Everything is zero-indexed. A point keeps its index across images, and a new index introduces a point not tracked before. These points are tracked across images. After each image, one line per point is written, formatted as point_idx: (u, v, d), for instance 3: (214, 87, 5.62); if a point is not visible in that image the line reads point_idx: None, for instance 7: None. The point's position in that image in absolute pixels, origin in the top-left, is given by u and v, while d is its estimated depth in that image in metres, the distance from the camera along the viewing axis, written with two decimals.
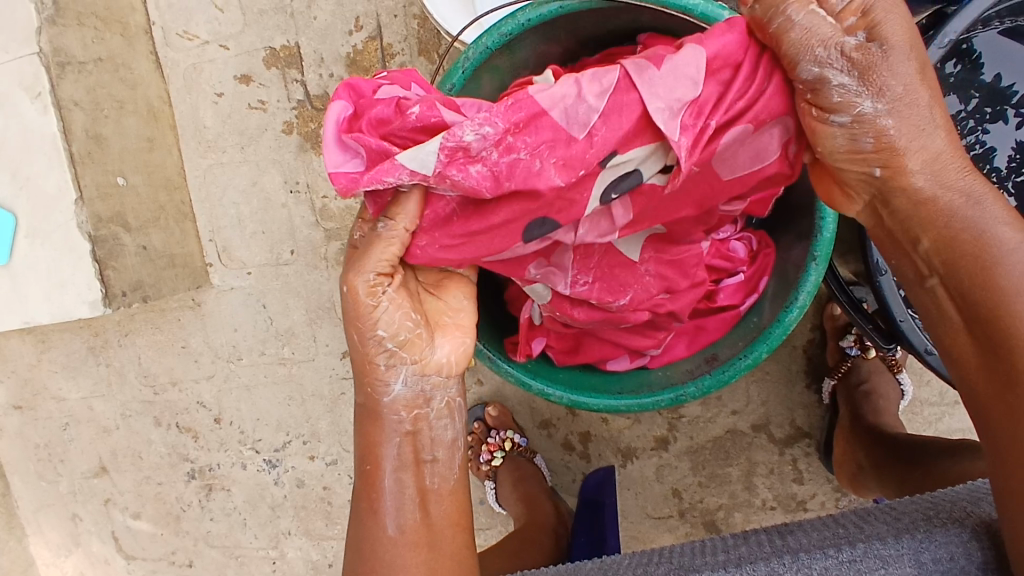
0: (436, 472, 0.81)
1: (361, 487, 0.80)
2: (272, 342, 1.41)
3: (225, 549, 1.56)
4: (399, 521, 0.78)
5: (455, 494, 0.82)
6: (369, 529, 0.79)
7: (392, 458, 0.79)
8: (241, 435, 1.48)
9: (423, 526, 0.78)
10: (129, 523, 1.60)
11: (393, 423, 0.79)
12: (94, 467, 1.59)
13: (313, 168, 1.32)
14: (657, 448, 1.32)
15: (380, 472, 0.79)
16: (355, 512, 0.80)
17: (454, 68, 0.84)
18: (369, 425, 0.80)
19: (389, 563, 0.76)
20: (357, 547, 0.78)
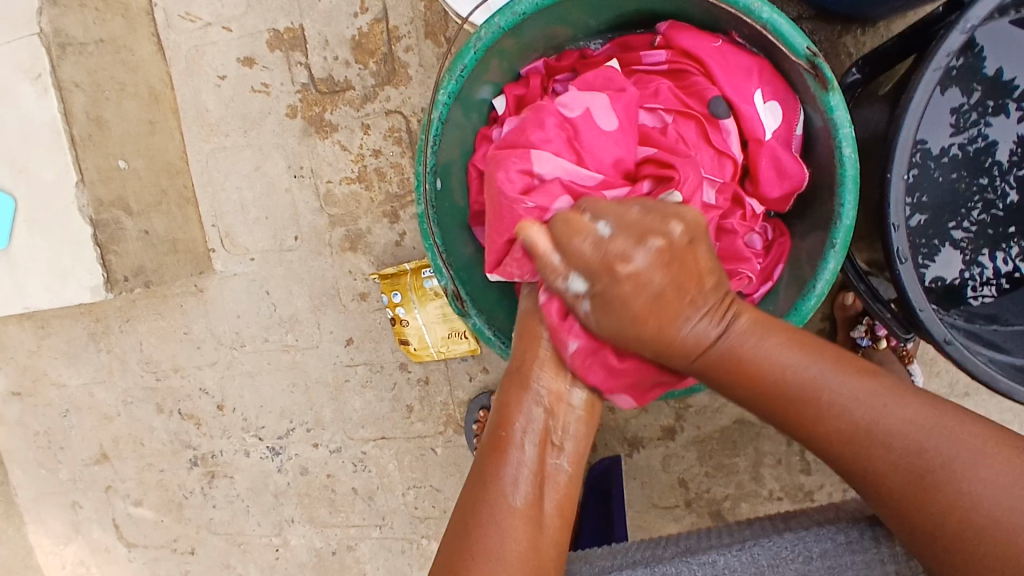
0: (559, 466, 0.83)
1: (489, 446, 0.82)
2: (276, 329, 1.39)
3: (228, 537, 1.55)
4: (525, 493, 0.78)
5: (567, 492, 0.83)
6: (481, 496, 0.78)
7: (530, 429, 0.82)
8: (244, 423, 1.47)
9: (536, 505, 0.78)
10: (131, 510, 1.60)
11: (538, 394, 0.83)
12: (95, 454, 1.58)
13: (317, 153, 1.30)
14: (664, 438, 1.31)
15: (511, 432, 0.82)
16: (477, 466, 0.81)
17: (467, 48, 0.82)
18: (511, 391, 0.84)
19: (500, 523, 0.76)
20: (467, 500, 0.79)
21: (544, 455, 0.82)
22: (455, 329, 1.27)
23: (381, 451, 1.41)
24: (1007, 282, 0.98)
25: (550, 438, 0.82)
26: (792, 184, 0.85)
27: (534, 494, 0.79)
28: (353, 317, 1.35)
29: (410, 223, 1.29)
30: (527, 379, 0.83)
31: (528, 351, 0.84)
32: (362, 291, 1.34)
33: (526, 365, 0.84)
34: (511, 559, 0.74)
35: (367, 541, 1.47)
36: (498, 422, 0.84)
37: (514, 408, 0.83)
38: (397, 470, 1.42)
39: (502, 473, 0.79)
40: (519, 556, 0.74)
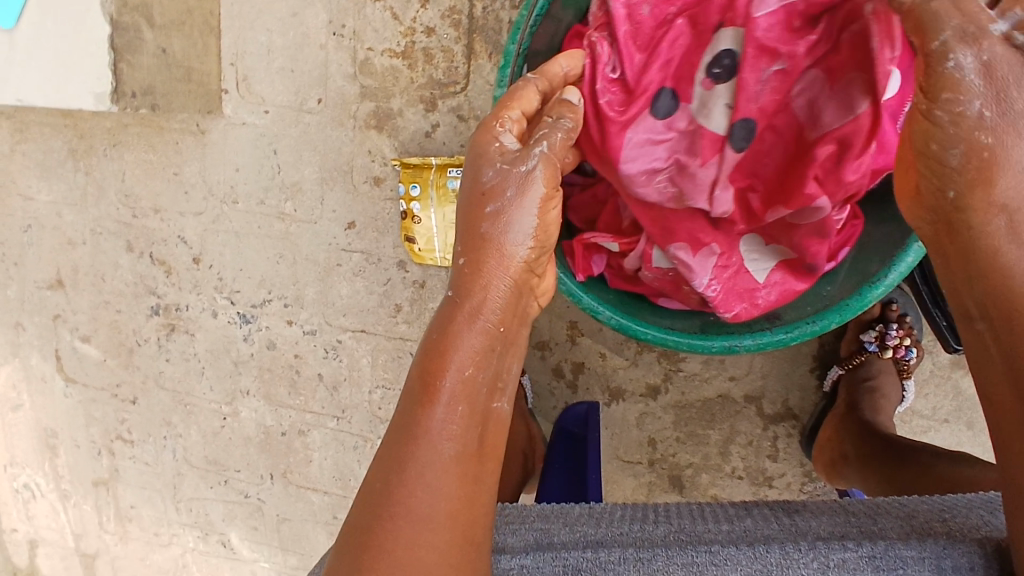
0: (501, 407, 0.73)
1: (415, 391, 0.69)
2: (274, 193, 1.30)
3: (176, 394, 1.50)
4: (457, 439, 0.68)
5: (501, 427, 0.73)
6: (407, 446, 0.67)
7: (467, 366, 0.70)
8: (219, 282, 1.38)
9: (470, 454, 0.68)
10: (77, 345, 1.51)
11: (481, 327, 0.71)
12: (50, 278, 1.47)
13: (364, 15, 1.19)
14: (646, 396, 1.30)
15: (444, 377, 0.69)
16: (401, 413, 0.69)
17: None
18: (455, 322, 0.71)
19: (427, 485, 0.65)
20: (387, 452, 0.67)
21: (481, 393, 0.70)
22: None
23: (358, 345, 1.36)
24: None
25: (484, 377, 0.71)
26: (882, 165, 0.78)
27: (465, 440, 0.68)
28: (361, 200, 1.27)
29: (445, 116, 1.20)
30: (473, 311, 0.71)
31: (472, 279, 0.72)
32: (377, 175, 1.25)
33: (475, 294, 0.72)
34: (433, 517, 0.65)
35: (320, 429, 1.44)
36: (430, 349, 0.70)
37: (450, 347, 0.70)
38: (368, 366, 1.37)
39: (430, 420, 0.67)
40: (441, 519, 0.65)
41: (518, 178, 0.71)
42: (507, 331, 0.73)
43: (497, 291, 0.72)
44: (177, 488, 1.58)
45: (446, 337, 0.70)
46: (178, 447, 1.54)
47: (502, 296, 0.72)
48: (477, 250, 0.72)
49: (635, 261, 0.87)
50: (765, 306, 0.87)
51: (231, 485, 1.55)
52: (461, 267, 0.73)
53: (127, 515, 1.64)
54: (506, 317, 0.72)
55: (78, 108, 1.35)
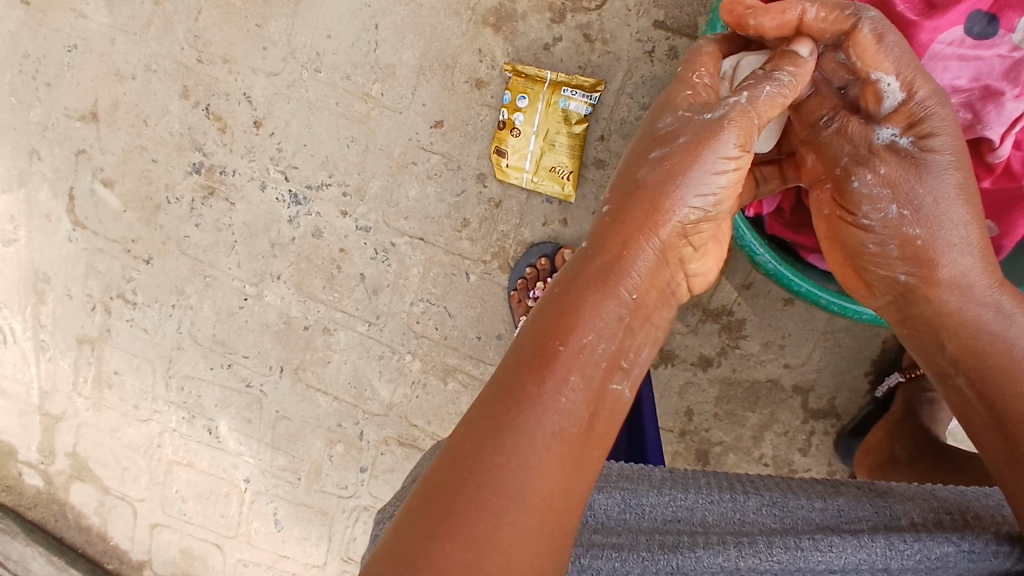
0: (618, 391, 0.65)
1: (530, 346, 0.61)
2: (364, 71, 1.20)
3: (195, 263, 1.39)
4: (569, 415, 0.60)
5: (615, 417, 0.64)
6: (509, 410, 0.58)
7: (597, 329, 0.63)
8: (276, 154, 1.28)
9: (580, 431, 0.60)
10: (96, 189, 1.38)
11: (619, 302, 0.65)
12: (83, 109, 1.34)
13: None
14: (696, 365, 1.29)
15: (562, 343, 0.61)
16: (505, 369, 0.61)
17: None
18: (588, 280, 0.65)
19: (524, 455, 0.56)
20: (478, 409, 0.59)
21: (603, 378, 0.63)
22: (557, 161, 1.16)
23: (412, 252, 1.29)
24: None
25: (607, 356, 0.63)
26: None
27: (576, 418, 0.60)
28: (457, 100, 1.19)
29: (570, 31, 1.14)
30: (610, 279, 0.65)
31: (614, 242, 0.66)
32: (481, 78, 1.18)
33: (619, 261, 0.66)
34: (530, 494, 0.55)
35: (348, 332, 1.37)
36: (541, 321, 0.63)
37: (577, 314, 0.63)
38: (417, 277, 1.30)
39: (543, 392, 0.59)
40: (539, 504, 0.56)
41: (696, 126, 0.68)
42: (640, 305, 0.66)
43: (637, 263, 0.66)
44: (172, 363, 1.48)
45: (569, 299, 0.64)
46: (185, 320, 1.43)
47: (645, 266, 0.67)
48: (618, 208, 0.68)
49: None
50: None
51: (233, 372, 1.45)
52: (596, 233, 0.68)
53: (107, 381, 1.52)
54: (643, 299, 0.66)
55: None
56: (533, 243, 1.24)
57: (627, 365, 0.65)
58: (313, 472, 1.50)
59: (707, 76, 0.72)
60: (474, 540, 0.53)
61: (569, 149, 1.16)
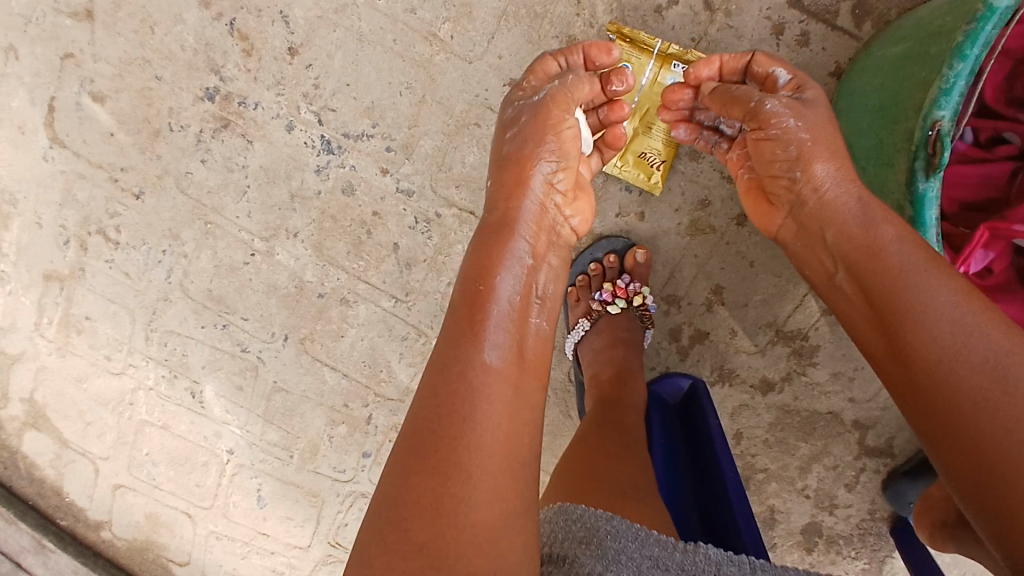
0: (539, 326, 0.73)
1: (461, 307, 0.71)
2: (434, 8, 1.01)
3: (196, 206, 1.18)
4: (501, 352, 0.68)
5: (543, 346, 0.73)
6: (457, 365, 0.66)
7: (510, 273, 0.72)
8: (311, 91, 1.07)
9: (515, 364, 0.69)
10: (83, 102, 1.15)
11: (520, 252, 0.74)
12: (77, 2, 1.11)
13: None
14: (755, 389, 1.16)
15: (486, 300, 0.70)
16: (448, 331, 0.70)
17: None
18: (487, 238, 0.75)
19: (473, 406, 0.64)
20: (436, 357, 0.68)
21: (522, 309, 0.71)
22: (647, 146, 1.01)
23: (458, 227, 1.11)
24: None
25: (529, 292, 0.73)
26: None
27: (514, 362, 0.69)
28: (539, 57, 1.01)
29: None
30: (506, 225, 0.76)
31: (510, 199, 0.77)
32: (573, 36, 1.00)
33: (510, 212, 0.77)
34: (483, 424, 0.64)
35: (369, 306, 1.20)
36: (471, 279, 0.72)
37: (497, 261, 0.72)
38: (460, 255, 1.13)
39: (480, 348, 0.67)
40: (496, 445, 0.63)
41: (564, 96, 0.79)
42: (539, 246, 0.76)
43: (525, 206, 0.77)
44: (156, 315, 1.28)
45: (482, 257, 0.73)
46: (177, 269, 1.23)
47: (534, 209, 0.77)
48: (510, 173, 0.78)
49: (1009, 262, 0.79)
50: None
51: (229, 333, 1.27)
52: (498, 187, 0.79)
53: (77, 325, 1.32)
54: (536, 242, 0.76)
55: None
56: (601, 235, 1.09)
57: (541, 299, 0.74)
58: (309, 450, 1.34)
59: (535, 84, 0.82)
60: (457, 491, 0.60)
61: (666, 135, 1.00)
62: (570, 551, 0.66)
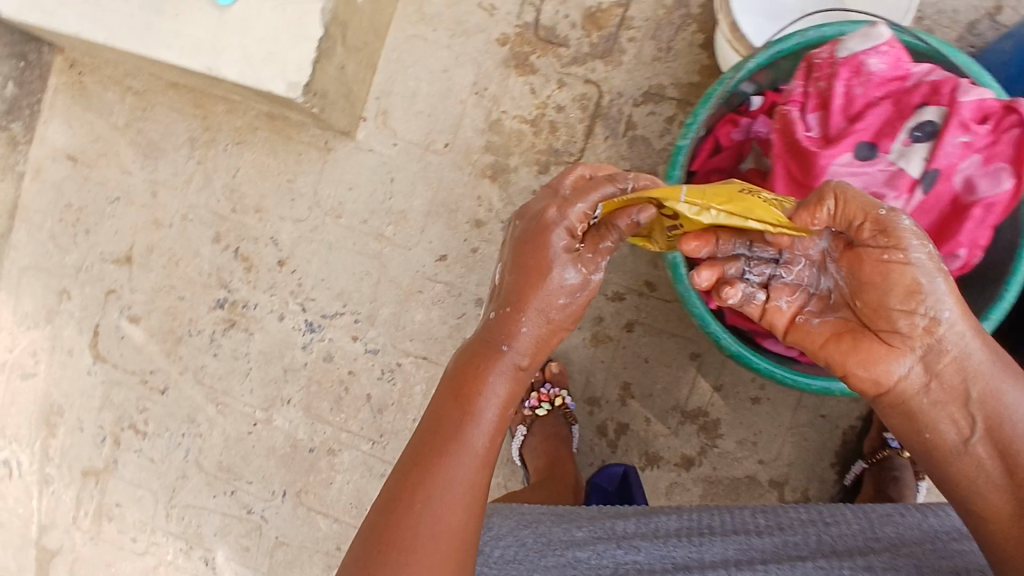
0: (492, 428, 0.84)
1: (453, 396, 0.81)
2: (379, 216, 1.41)
3: (211, 391, 1.49)
4: (483, 446, 0.79)
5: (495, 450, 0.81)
6: (454, 426, 0.79)
7: (494, 387, 0.81)
8: (296, 288, 1.44)
9: (484, 462, 0.78)
10: (123, 324, 1.52)
11: (512, 354, 0.84)
12: (119, 253, 1.52)
13: (506, 85, 1.37)
14: (680, 465, 1.38)
15: (469, 399, 0.80)
16: (440, 410, 0.81)
17: (789, 38, 1.00)
18: (482, 351, 0.84)
19: (437, 491, 0.75)
20: (425, 436, 0.79)
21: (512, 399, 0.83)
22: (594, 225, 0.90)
23: (416, 371, 1.42)
24: None
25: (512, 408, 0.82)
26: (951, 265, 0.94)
27: (485, 454, 0.79)
28: (458, 237, 1.39)
29: None
30: (496, 345, 0.84)
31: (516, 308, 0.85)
32: (480, 218, 1.39)
33: (514, 324, 0.85)
34: (443, 509, 0.75)
35: (353, 452, 1.45)
36: (468, 370, 0.83)
37: (487, 368, 0.82)
38: (420, 394, 1.42)
39: (479, 412, 0.80)
40: (458, 522, 0.75)
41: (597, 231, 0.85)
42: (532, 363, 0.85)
43: (524, 328, 0.85)
44: (175, 492, 1.51)
45: (475, 371, 0.82)
46: (193, 447, 1.50)
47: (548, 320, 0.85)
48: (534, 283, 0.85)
49: None
50: None
51: (236, 497, 1.49)
52: (518, 291, 0.86)
53: (107, 514, 1.54)
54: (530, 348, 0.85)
55: (212, 103, 1.45)
56: None
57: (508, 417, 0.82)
58: None
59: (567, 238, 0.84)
60: (420, 520, 0.74)
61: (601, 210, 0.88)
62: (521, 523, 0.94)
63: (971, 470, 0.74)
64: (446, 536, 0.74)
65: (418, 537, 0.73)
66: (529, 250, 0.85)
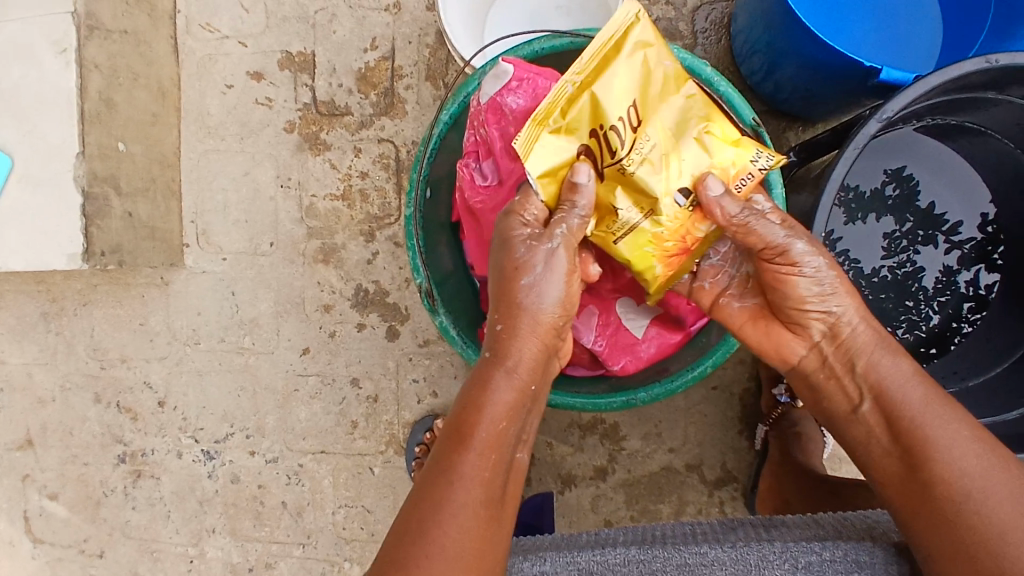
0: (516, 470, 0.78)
1: (450, 427, 0.74)
2: (234, 330, 1.41)
3: (141, 543, 1.50)
4: (489, 492, 0.72)
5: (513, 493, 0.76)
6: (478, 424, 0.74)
7: (499, 420, 0.75)
8: (183, 422, 1.46)
9: (490, 505, 0.71)
10: (45, 504, 1.53)
11: (512, 376, 0.77)
12: (19, 439, 1.52)
13: (307, 168, 1.37)
14: (596, 478, 1.35)
15: (469, 433, 0.73)
16: (438, 442, 0.74)
17: (472, 77, 0.95)
18: (482, 371, 0.77)
19: (434, 526, 0.68)
20: (427, 469, 0.72)
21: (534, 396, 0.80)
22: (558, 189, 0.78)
23: (318, 466, 1.41)
24: (967, 329, 1.14)
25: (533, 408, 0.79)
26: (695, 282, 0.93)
27: (491, 489, 0.72)
28: (313, 326, 1.39)
29: (384, 244, 1.36)
30: (487, 377, 0.77)
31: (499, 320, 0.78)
32: (327, 302, 1.38)
33: (507, 340, 0.77)
34: (450, 555, 0.67)
35: (287, 560, 1.44)
36: (469, 392, 0.76)
37: (484, 397, 0.75)
38: (330, 486, 1.41)
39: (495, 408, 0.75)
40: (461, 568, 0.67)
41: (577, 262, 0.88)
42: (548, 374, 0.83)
43: (524, 348, 0.78)
44: None
45: (472, 397, 0.76)
46: None
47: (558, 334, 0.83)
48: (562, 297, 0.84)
49: None
50: (648, 358, 0.94)
51: None
52: (496, 305, 0.79)
53: None
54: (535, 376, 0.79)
55: (51, 274, 1.48)
56: (416, 419, 1.37)
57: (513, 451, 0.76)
58: None
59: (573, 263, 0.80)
60: (438, 521, 0.68)
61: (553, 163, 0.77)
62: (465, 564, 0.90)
63: (863, 436, 0.77)
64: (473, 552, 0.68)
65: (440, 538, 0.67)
66: (493, 268, 0.80)
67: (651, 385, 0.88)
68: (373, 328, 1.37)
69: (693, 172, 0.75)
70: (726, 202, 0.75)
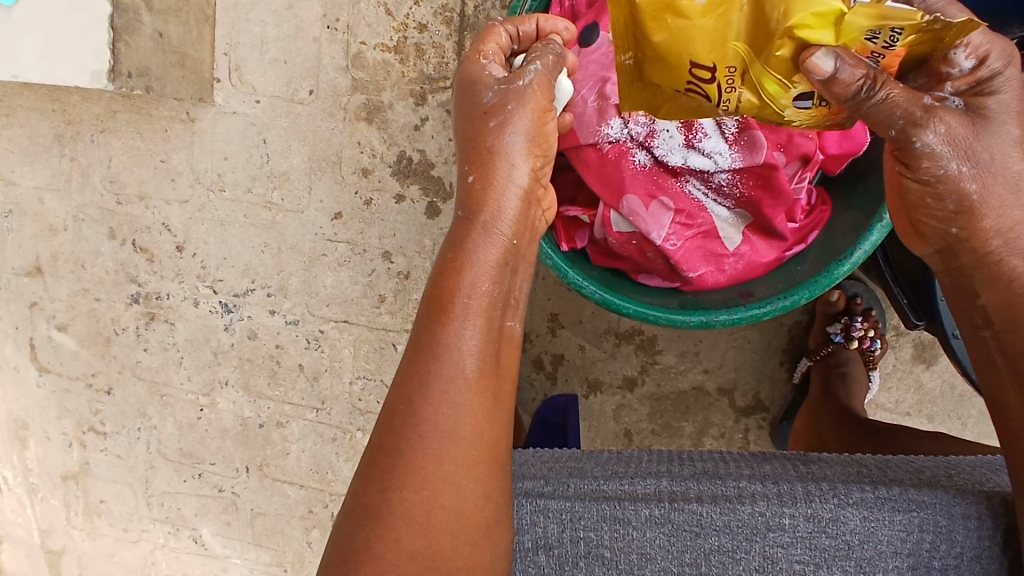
0: (511, 334, 0.74)
1: (432, 299, 0.71)
2: (262, 182, 1.31)
3: (151, 385, 1.47)
4: (479, 360, 0.69)
5: (513, 350, 0.74)
6: (429, 363, 0.68)
7: (475, 282, 0.71)
8: (202, 271, 1.39)
9: (481, 373, 0.69)
10: (52, 334, 1.48)
11: (494, 237, 0.73)
12: (28, 265, 1.45)
13: (359, 9, 1.23)
14: (623, 387, 1.31)
15: (452, 299, 0.70)
16: (420, 315, 0.71)
17: None
18: (462, 230, 0.74)
19: (419, 407, 0.67)
20: (413, 343, 0.70)
21: (500, 285, 0.73)
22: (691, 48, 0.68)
23: (340, 335, 1.37)
24: None
25: (497, 294, 0.72)
26: (849, 147, 0.85)
27: (484, 360, 0.70)
28: (348, 191, 1.29)
29: (435, 110, 1.24)
30: (467, 237, 0.73)
31: (478, 174, 0.75)
32: (365, 167, 1.28)
33: (480, 198, 0.74)
34: (441, 434, 0.67)
35: (299, 422, 1.43)
36: (447, 256, 0.73)
37: (461, 259, 0.72)
38: (350, 357, 1.37)
39: (452, 336, 0.69)
40: (452, 445, 0.67)
41: (517, 93, 0.74)
42: (520, 247, 0.75)
43: (506, 207, 0.74)
44: (149, 482, 1.52)
45: (447, 264, 0.72)
46: (153, 439, 1.50)
47: (515, 212, 0.74)
48: (487, 163, 0.74)
49: (598, 229, 0.87)
50: (729, 275, 0.87)
51: (205, 479, 1.49)
52: (471, 153, 0.75)
53: (96, 510, 1.56)
54: (518, 232, 0.75)
55: (66, 93, 1.35)
56: None
57: (499, 313, 0.72)
58: (297, 561, 1.49)
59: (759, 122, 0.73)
60: (431, 395, 0.67)
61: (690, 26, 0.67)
62: (543, 468, 0.86)
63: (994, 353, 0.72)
64: (451, 512, 0.66)
65: (403, 510, 0.65)
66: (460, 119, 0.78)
67: (735, 308, 0.82)
68: (413, 202, 1.28)
69: (800, 57, 0.63)
70: (846, 75, 0.61)
